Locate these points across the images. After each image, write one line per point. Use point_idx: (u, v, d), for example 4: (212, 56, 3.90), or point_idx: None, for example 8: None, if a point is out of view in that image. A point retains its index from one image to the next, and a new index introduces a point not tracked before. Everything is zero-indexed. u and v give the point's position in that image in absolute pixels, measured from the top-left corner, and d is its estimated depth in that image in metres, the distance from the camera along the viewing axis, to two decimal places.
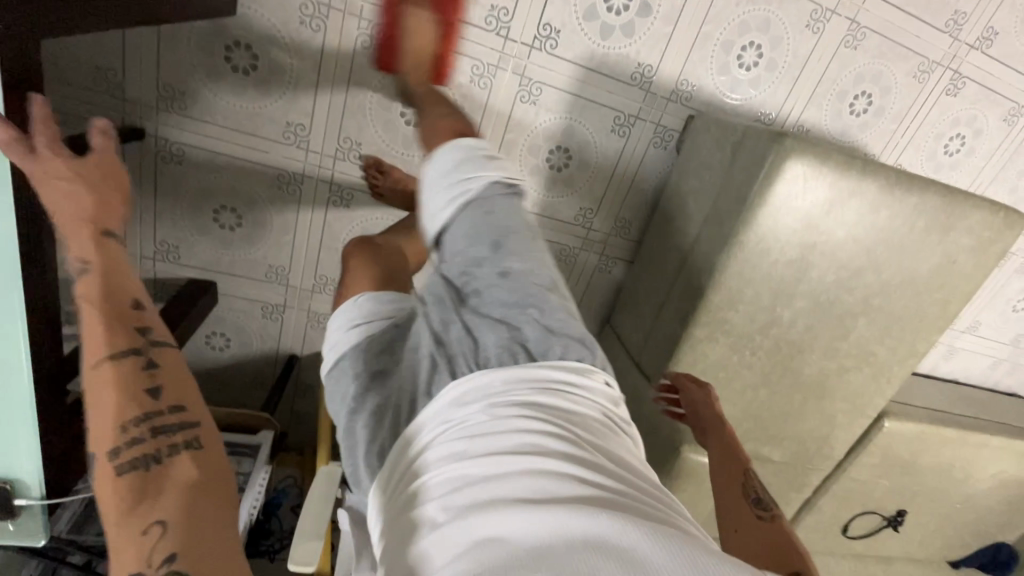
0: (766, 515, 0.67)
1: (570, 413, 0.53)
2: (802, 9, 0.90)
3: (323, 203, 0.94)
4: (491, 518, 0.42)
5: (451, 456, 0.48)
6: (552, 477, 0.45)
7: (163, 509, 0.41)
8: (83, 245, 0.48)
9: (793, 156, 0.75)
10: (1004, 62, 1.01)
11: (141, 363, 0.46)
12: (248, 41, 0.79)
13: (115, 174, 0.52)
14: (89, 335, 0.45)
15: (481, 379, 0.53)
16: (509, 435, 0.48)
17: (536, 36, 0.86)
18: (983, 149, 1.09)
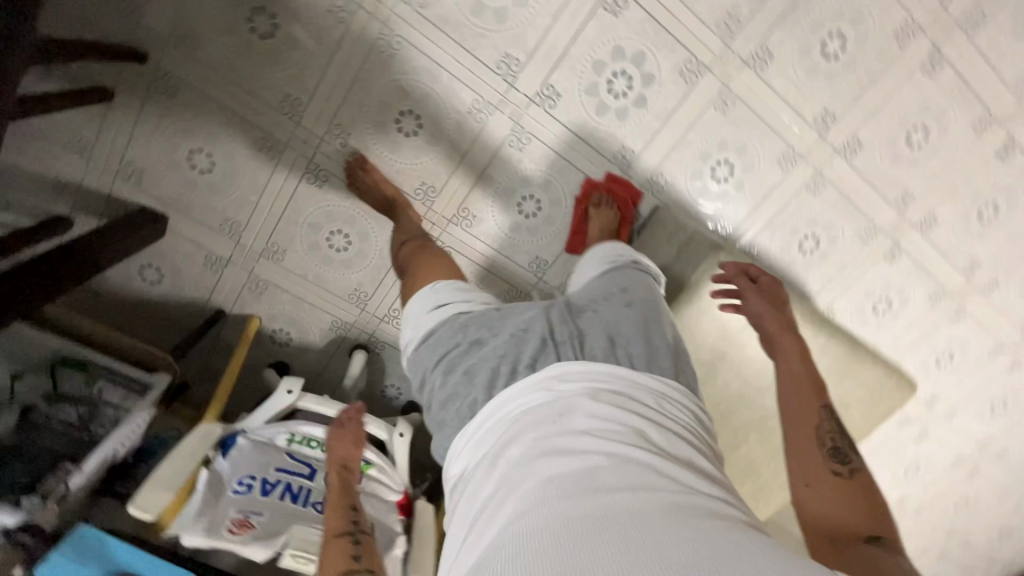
0: (844, 470, 0.64)
1: (656, 413, 0.57)
2: (776, 147, 1.00)
3: (298, 177, 0.97)
4: (567, 483, 0.48)
5: (540, 426, 0.54)
6: (628, 459, 0.50)
7: None
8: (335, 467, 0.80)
9: (724, 264, 0.85)
10: (940, 249, 1.12)
11: (352, 542, 0.69)
12: (273, 10, 0.83)
13: (361, 433, 0.84)
14: (329, 523, 0.71)
15: (583, 368, 0.60)
16: (597, 419, 0.54)
17: (538, 93, 0.92)
18: (905, 318, 1.20)
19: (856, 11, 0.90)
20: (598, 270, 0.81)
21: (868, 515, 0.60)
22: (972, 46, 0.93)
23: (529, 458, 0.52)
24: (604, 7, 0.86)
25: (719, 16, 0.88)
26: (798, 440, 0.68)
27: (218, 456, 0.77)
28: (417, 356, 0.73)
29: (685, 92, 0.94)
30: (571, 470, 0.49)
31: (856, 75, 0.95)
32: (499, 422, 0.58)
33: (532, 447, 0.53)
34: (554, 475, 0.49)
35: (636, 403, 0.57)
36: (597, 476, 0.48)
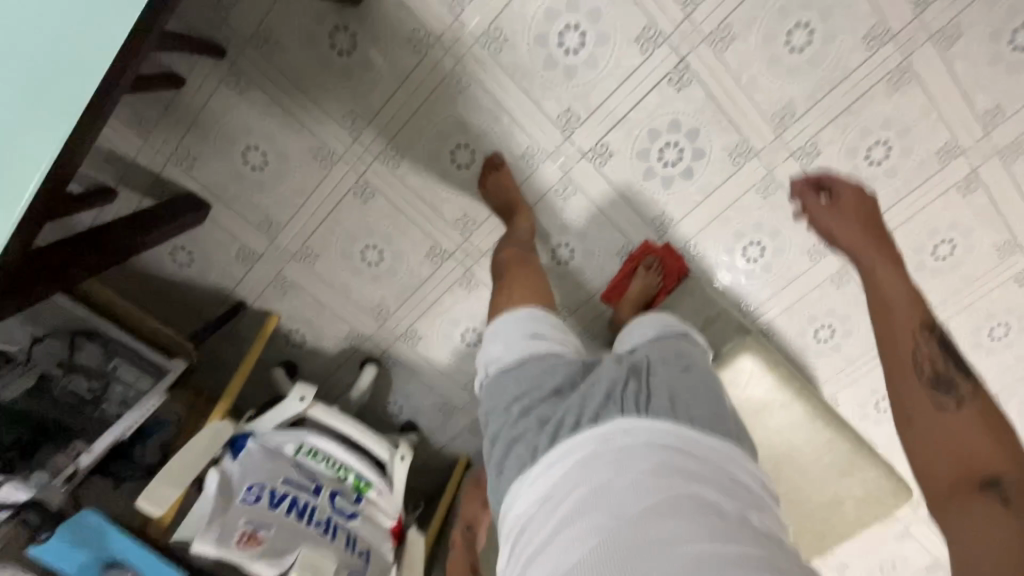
0: (953, 402, 0.52)
1: (715, 470, 0.58)
2: (809, 237, 1.03)
3: (345, 189, 0.99)
4: (627, 550, 0.50)
5: (597, 479, 0.56)
6: (687, 521, 0.51)
7: None
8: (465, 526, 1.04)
9: (747, 350, 0.86)
10: None
11: None
12: (355, 30, 0.86)
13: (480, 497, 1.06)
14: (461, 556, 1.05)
15: (643, 424, 0.60)
16: (657, 477, 0.55)
17: (592, 150, 0.95)
18: None
19: (904, 125, 0.94)
20: (653, 334, 0.79)
21: (987, 459, 0.48)
22: (1009, 175, 0.97)
23: (586, 513, 0.54)
24: (669, 80, 0.90)
25: (775, 107, 0.92)
26: (892, 365, 0.56)
27: (227, 458, 0.79)
28: (502, 378, 0.72)
29: (731, 172, 0.97)
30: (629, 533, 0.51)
31: (894, 183, 0.99)
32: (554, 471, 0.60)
33: (592, 502, 0.55)
34: (612, 536, 0.52)
35: (696, 460, 0.58)
36: (657, 541, 0.50)
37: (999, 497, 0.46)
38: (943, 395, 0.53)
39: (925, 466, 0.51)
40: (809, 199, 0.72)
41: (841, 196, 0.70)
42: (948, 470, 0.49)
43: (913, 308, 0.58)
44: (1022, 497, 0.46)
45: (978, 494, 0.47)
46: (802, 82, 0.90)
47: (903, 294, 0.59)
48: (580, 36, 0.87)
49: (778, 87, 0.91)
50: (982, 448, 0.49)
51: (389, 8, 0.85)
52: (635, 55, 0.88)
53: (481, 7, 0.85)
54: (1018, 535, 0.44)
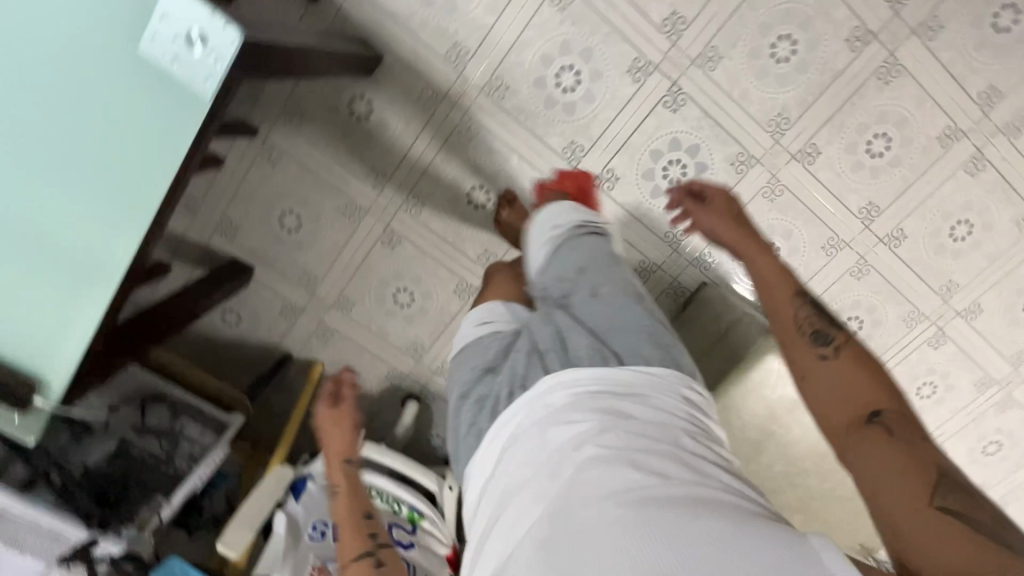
0: (830, 350, 0.54)
1: (643, 406, 0.55)
2: (821, 234, 1.05)
3: (373, 239, 1.06)
4: (559, 511, 0.48)
5: (520, 446, 0.55)
6: (603, 467, 0.49)
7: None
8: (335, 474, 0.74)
9: (773, 351, 0.87)
10: (986, 338, 1.14)
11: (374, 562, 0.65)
12: (370, 97, 0.95)
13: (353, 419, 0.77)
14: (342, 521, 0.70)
15: (566, 377, 0.58)
16: (583, 428, 0.53)
17: (599, 176, 1.01)
18: (951, 404, 1.21)
19: (901, 115, 0.96)
20: (548, 247, 0.76)
21: (868, 392, 0.51)
22: (1016, 150, 0.98)
23: (514, 482, 0.54)
24: (664, 104, 0.95)
25: (770, 115, 0.96)
26: (782, 332, 0.58)
27: (290, 500, 0.84)
28: (450, 376, 0.70)
29: (734, 181, 1.01)
30: (548, 492, 0.50)
31: (900, 172, 1.01)
32: (494, 445, 0.59)
33: (527, 468, 0.53)
34: (546, 498, 0.50)
35: (621, 402, 0.56)
36: (586, 495, 0.48)
37: (882, 425, 0.48)
38: (822, 345, 0.55)
39: (825, 416, 0.53)
40: (686, 205, 0.76)
41: (710, 197, 0.75)
42: (846, 411, 0.51)
43: (782, 280, 0.61)
44: (900, 425, 0.48)
45: (865, 427, 0.49)
46: (793, 88, 0.95)
47: (765, 265, 0.63)
48: (575, 75, 0.93)
49: (770, 96, 0.95)
50: (862, 389, 0.51)
51: (400, 74, 0.93)
52: (630, 85, 0.94)
53: (482, 62, 0.92)
54: (903, 452, 0.46)
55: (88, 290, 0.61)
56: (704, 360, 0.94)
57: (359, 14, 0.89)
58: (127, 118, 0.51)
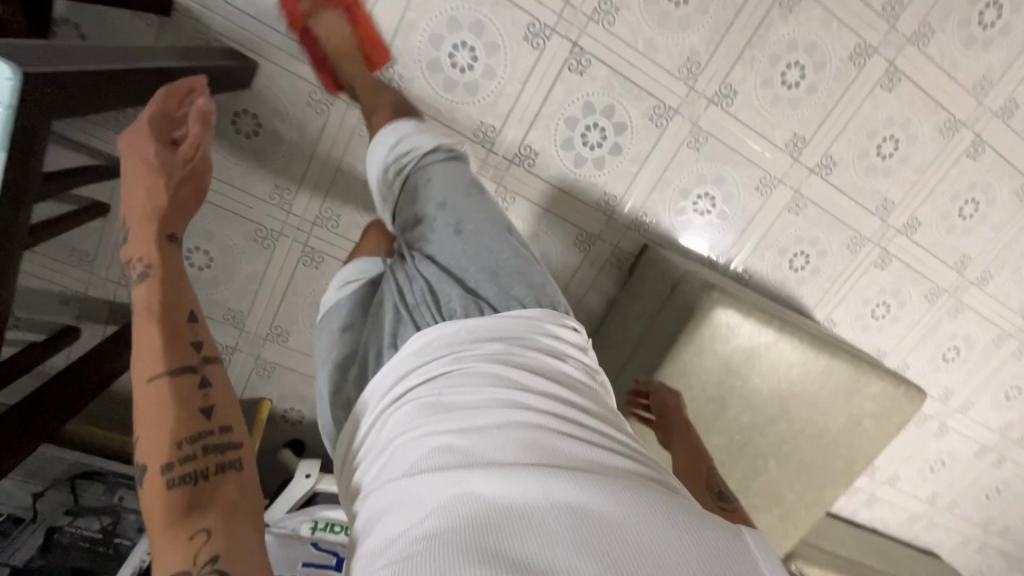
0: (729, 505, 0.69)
1: (536, 363, 0.57)
2: (753, 175, 1.03)
3: (294, 261, 0.99)
4: (465, 456, 0.45)
5: (416, 401, 0.52)
6: (512, 425, 0.49)
7: (224, 417, 0.50)
8: (140, 245, 0.55)
9: (720, 305, 0.84)
10: (929, 249, 1.14)
11: (196, 381, 0.51)
12: (255, 110, 0.87)
13: (200, 177, 0.59)
14: (144, 334, 0.51)
15: (456, 331, 0.58)
16: (487, 385, 0.52)
17: (517, 154, 0.96)
18: (906, 320, 1.22)
19: (810, 41, 0.94)
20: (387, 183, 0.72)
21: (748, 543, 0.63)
22: (927, 58, 0.97)
23: (410, 433, 0.49)
24: (569, 67, 0.90)
25: (679, 61, 0.92)
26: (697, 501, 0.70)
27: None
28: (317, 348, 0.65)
29: (657, 136, 0.97)
30: (454, 442, 0.47)
31: (820, 99, 0.98)
32: (381, 409, 0.55)
33: (423, 419, 0.50)
34: (447, 445, 0.47)
35: (520, 359, 0.57)
36: (492, 443, 0.47)
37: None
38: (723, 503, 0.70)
39: None
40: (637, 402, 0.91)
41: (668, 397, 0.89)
42: None
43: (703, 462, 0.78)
44: None
45: None
46: (697, 30, 0.91)
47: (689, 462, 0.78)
48: (470, 52, 0.87)
49: (676, 42, 0.91)
50: None
51: (283, 81, 0.86)
52: (530, 52, 0.88)
53: None
54: None
55: None
56: (656, 322, 0.91)
57: (221, 21, 0.81)
58: None
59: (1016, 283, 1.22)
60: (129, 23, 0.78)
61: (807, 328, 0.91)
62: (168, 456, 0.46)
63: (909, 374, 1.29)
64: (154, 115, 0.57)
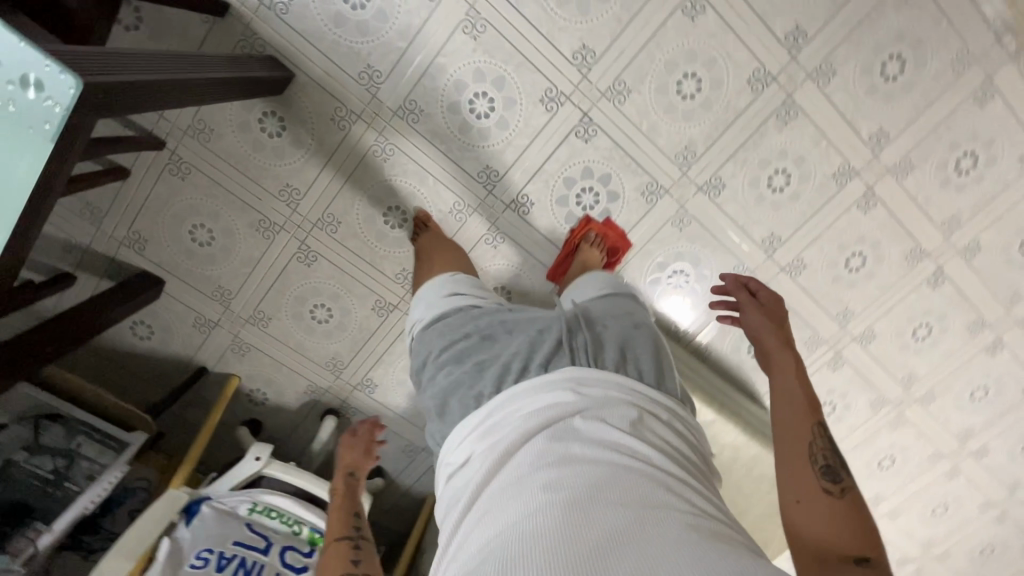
0: (835, 488, 0.67)
1: (655, 432, 0.68)
2: (727, 262, 1.10)
3: (288, 255, 1.06)
4: (579, 485, 0.57)
5: (557, 426, 0.65)
6: (637, 470, 0.60)
7: (363, 559, 0.77)
8: (338, 477, 0.99)
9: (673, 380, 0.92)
10: (880, 361, 1.21)
11: (352, 541, 0.81)
12: (281, 113, 0.94)
13: (368, 441, 1.06)
14: (331, 523, 0.86)
15: (592, 379, 0.71)
16: (609, 433, 0.64)
17: (514, 201, 1.03)
18: (848, 422, 1.28)
19: (798, 154, 1.02)
20: (601, 290, 0.92)
21: (857, 535, 0.63)
22: (903, 190, 1.05)
23: (537, 453, 0.62)
24: (576, 134, 0.98)
25: (677, 148, 1.00)
26: (788, 437, 0.72)
27: (182, 523, 0.96)
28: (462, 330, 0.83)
29: (646, 209, 1.05)
30: (571, 474, 0.58)
31: (800, 205, 1.06)
32: (513, 420, 0.68)
33: (550, 445, 0.62)
34: (566, 475, 0.58)
35: (641, 421, 0.68)
36: (602, 483, 0.57)
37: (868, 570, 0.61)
38: (828, 482, 0.68)
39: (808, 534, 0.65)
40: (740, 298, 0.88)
41: (763, 300, 0.87)
42: (832, 547, 0.63)
43: (806, 402, 0.74)
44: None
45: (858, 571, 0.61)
46: (699, 124, 0.98)
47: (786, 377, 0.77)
48: (489, 102, 0.95)
49: (677, 130, 0.98)
50: (842, 535, 0.63)
51: (314, 92, 0.93)
52: (544, 113, 0.96)
53: (396, 84, 0.93)
54: None
55: None
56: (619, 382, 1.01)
57: (270, 29, 0.88)
58: None
59: (959, 409, 1.29)
60: (183, 18, 0.86)
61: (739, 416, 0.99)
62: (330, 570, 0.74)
63: None
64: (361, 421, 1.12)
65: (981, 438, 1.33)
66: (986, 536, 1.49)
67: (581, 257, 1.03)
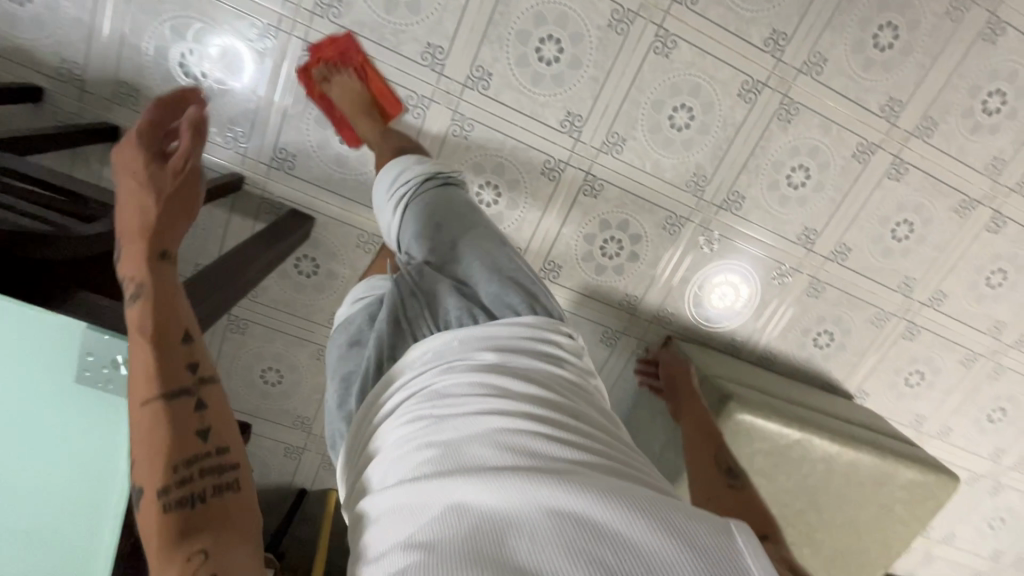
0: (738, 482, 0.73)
1: (421, 365, 0.58)
2: (658, 217, 1.04)
3: (221, 332, 1.05)
4: (458, 471, 0.47)
5: (421, 405, 0.53)
6: (523, 437, 0.50)
7: (222, 432, 0.50)
8: (131, 266, 0.53)
9: (735, 412, 0.90)
10: (864, 274, 1.11)
11: (193, 403, 0.50)
12: None
13: (192, 186, 0.55)
14: (137, 373, 0.48)
15: (436, 347, 0.58)
16: (444, 388, 0.54)
17: None
18: (854, 347, 1.17)
19: (693, 84, 0.94)
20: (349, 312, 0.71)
21: (759, 521, 0.66)
22: (823, 86, 0.96)
23: (414, 442, 0.51)
24: (453, 133, 0.95)
25: (561, 116, 0.95)
26: (696, 452, 0.80)
27: None
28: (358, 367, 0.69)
29: (551, 189, 1.00)
30: (455, 458, 0.48)
31: (714, 135, 0.98)
32: (388, 412, 0.56)
33: (426, 430, 0.51)
34: (444, 462, 0.48)
35: (433, 358, 0.58)
36: (484, 462, 0.47)
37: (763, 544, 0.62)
38: (734, 479, 0.73)
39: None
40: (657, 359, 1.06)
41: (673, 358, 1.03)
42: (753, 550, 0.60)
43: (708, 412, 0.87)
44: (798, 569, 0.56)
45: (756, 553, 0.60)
46: (574, 86, 0.93)
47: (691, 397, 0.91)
48: None
49: (555, 98, 0.94)
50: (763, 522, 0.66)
51: None
52: (411, 122, 0.93)
53: (261, 137, 0.93)
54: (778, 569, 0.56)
55: (92, 532, 0.60)
56: None
57: (124, 118, 0.89)
58: (58, 365, 0.50)
59: (977, 301, 1.15)
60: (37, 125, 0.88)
61: (736, 390, 0.94)
62: (182, 449, 0.48)
63: (868, 403, 1.23)
64: (150, 116, 0.55)
65: (1015, 326, 1.19)
66: None
67: None
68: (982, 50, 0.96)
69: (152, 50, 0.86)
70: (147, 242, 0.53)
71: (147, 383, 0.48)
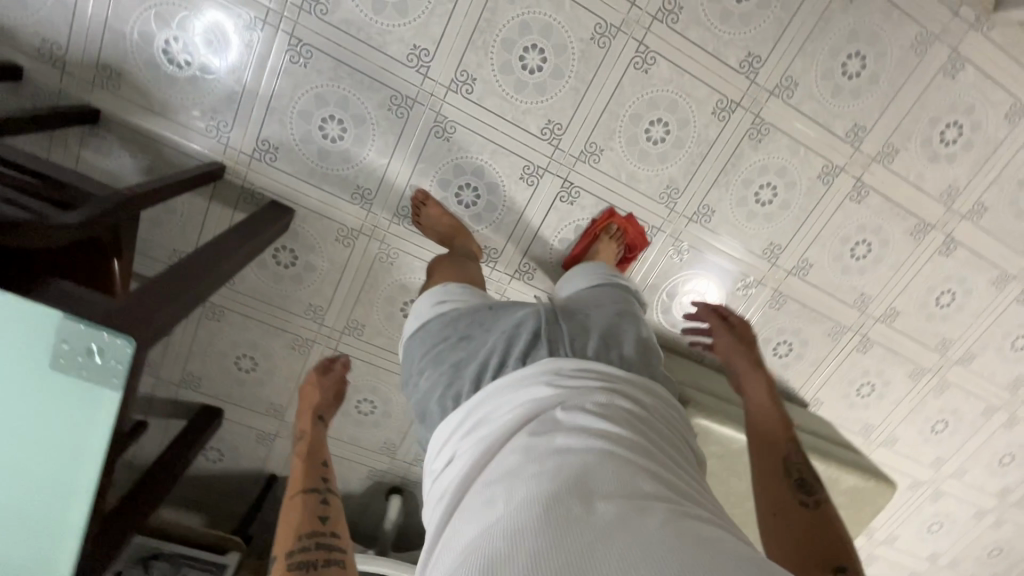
0: (811, 500, 0.69)
1: (545, 381, 0.61)
2: None
3: (196, 318, 1.06)
4: (567, 477, 0.48)
5: (541, 417, 0.56)
6: (633, 469, 0.50)
7: (336, 519, 0.66)
8: (306, 424, 0.84)
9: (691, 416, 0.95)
10: (824, 290, 1.16)
11: (319, 498, 0.70)
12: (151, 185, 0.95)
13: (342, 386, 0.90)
14: (296, 480, 0.72)
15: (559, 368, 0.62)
16: (562, 404, 0.57)
17: (397, 213, 1.02)
18: (811, 357, 1.23)
19: (670, 100, 0.98)
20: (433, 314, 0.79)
21: (829, 547, 0.63)
22: (793, 109, 1.00)
23: (528, 447, 0.53)
24: (435, 134, 0.96)
25: (542, 124, 0.97)
26: (760, 442, 0.77)
27: None
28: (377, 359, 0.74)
29: (529, 194, 1.03)
30: (564, 468, 0.49)
31: (688, 151, 1.02)
32: (502, 417, 0.59)
33: (540, 439, 0.53)
34: (555, 468, 0.49)
35: (557, 377, 0.61)
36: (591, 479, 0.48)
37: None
38: (805, 494, 0.70)
39: None
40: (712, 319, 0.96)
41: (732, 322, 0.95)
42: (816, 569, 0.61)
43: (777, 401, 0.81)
44: None
45: None
46: (555, 95, 0.95)
47: (756, 380, 0.85)
48: (340, 125, 0.95)
49: (537, 106, 0.96)
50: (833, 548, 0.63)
51: (165, 152, 0.93)
52: (396, 121, 0.95)
53: (245, 127, 0.93)
54: None
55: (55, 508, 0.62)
56: None
57: (103, 101, 0.89)
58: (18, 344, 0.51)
59: (926, 319, 1.22)
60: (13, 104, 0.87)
61: (694, 396, 0.98)
62: (305, 525, 0.64)
63: (822, 410, 1.30)
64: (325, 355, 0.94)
65: (961, 344, 1.26)
66: (1005, 443, 1.40)
67: (432, 230, 0.97)
68: (942, 83, 1.01)
69: (137, 36, 0.86)
70: (314, 411, 0.86)
71: (297, 484, 0.71)
